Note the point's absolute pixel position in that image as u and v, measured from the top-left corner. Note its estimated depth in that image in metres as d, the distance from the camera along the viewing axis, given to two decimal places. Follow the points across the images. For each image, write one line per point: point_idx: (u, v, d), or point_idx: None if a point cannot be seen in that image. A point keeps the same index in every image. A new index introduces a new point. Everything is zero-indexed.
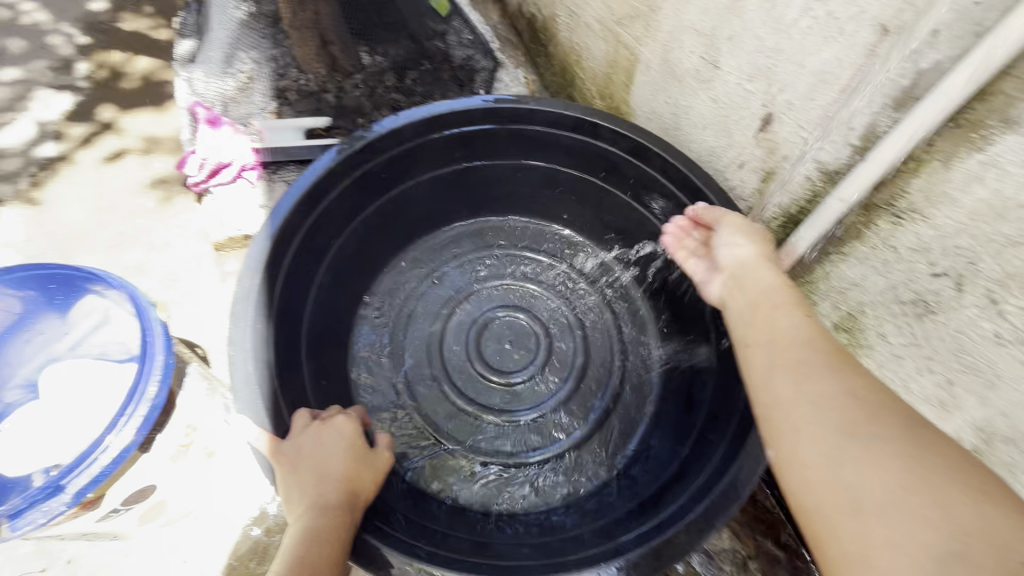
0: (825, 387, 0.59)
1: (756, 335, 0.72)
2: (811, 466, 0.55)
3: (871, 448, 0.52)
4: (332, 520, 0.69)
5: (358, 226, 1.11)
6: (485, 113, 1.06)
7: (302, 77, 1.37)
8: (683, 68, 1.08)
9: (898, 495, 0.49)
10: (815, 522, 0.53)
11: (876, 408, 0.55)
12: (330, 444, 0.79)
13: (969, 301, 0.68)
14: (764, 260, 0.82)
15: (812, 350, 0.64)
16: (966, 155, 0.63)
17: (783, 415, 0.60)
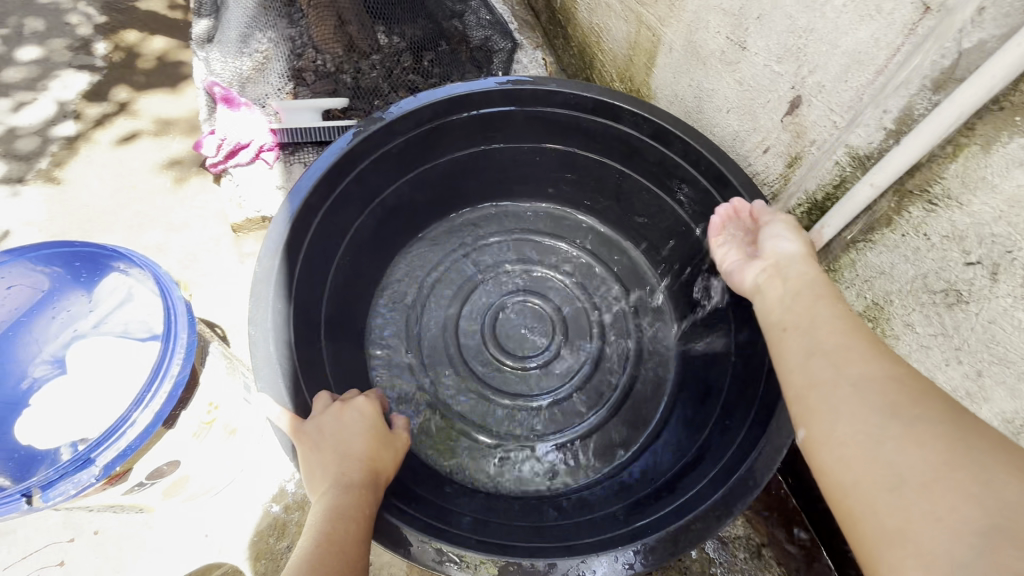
0: (866, 368, 0.59)
1: (795, 321, 0.70)
2: (849, 444, 0.55)
3: (913, 429, 0.52)
4: (354, 496, 0.70)
5: (376, 209, 1.11)
6: (504, 95, 1.04)
7: (318, 57, 1.36)
8: (708, 50, 1.05)
9: (941, 473, 0.48)
10: (849, 499, 0.53)
11: (918, 390, 0.55)
12: (351, 423, 0.80)
13: (1003, 290, 0.66)
14: (811, 258, 0.79)
15: (851, 335, 0.63)
16: (1008, 139, 0.61)
17: (821, 395, 0.60)
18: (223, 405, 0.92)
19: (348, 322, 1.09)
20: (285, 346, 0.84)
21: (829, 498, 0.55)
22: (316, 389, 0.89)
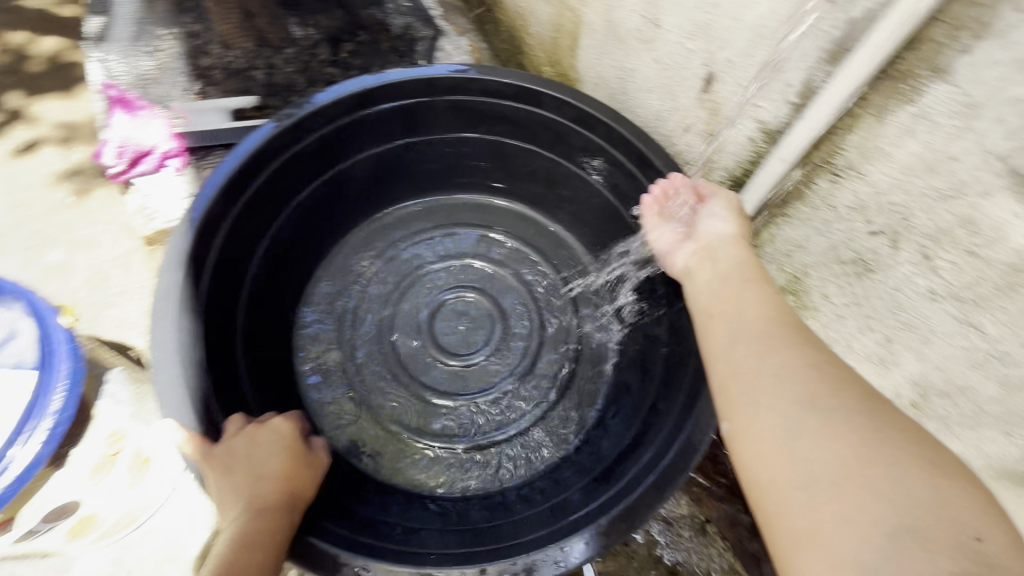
0: (788, 359, 0.58)
1: (720, 308, 0.70)
2: (767, 439, 0.53)
3: (828, 421, 0.51)
4: (267, 524, 0.67)
5: (293, 212, 1.05)
6: (423, 84, 1.00)
7: (226, 53, 1.27)
8: (626, 29, 1.04)
9: (853, 469, 0.47)
10: (765, 498, 0.51)
11: (835, 380, 0.54)
12: (267, 445, 0.77)
13: (903, 257, 0.66)
14: (741, 240, 0.79)
15: (775, 323, 0.63)
16: (897, 108, 0.60)
17: (743, 386, 0.59)
18: (128, 433, 0.87)
19: (266, 333, 1.03)
20: (194, 367, 0.77)
21: (746, 495, 0.54)
22: (230, 411, 0.83)
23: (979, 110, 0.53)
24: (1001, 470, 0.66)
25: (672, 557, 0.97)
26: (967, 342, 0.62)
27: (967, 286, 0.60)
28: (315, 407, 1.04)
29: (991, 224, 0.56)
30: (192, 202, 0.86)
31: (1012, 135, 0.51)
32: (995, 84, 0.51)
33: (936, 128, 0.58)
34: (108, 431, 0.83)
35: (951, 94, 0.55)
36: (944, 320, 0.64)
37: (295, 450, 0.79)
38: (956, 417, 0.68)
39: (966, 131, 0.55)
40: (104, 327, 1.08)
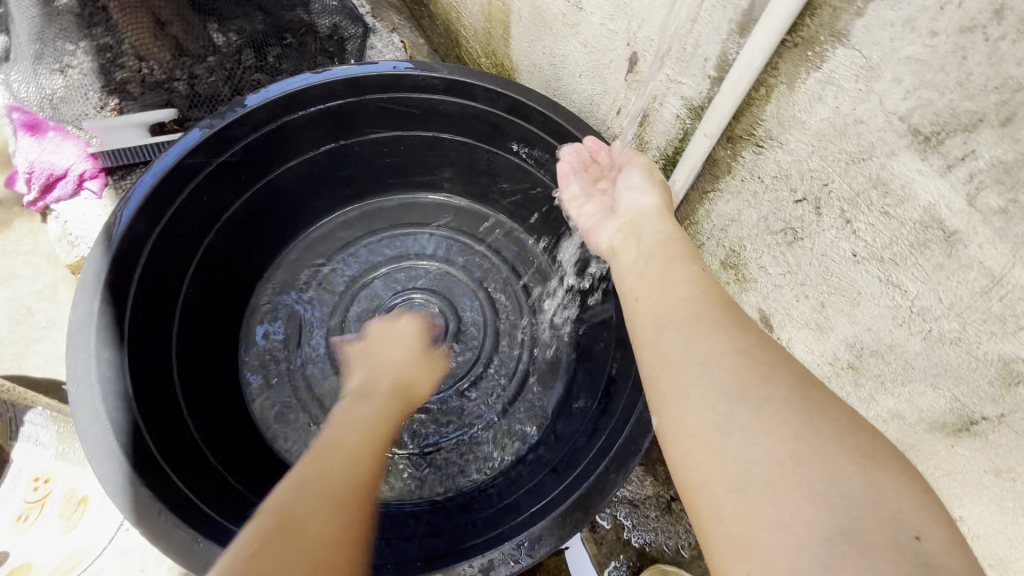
0: (716, 343, 0.52)
1: (645, 290, 0.65)
2: (697, 437, 0.47)
3: (760, 412, 0.46)
4: (387, 399, 0.79)
5: (224, 226, 1.01)
6: (349, 85, 0.95)
7: (143, 66, 1.21)
8: (551, 14, 1.02)
9: (787, 467, 0.42)
10: (698, 501, 0.46)
11: (767, 364, 0.49)
12: (394, 345, 0.92)
13: (827, 223, 0.67)
14: (664, 212, 0.78)
15: (701, 303, 0.57)
16: (806, 75, 0.61)
17: (670, 376, 0.52)
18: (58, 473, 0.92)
19: (204, 355, 0.99)
20: (119, 399, 0.74)
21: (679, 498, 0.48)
22: (169, 438, 0.81)
23: (878, 72, 0.54)
24: (930, 422, 0.66)
25: (640, 538, 0.98)
26: (892, 301, 0.63)
27: (886, 247, 0.61)
28: (266, 426, 1.01)
29: (901, 183, 0.57)
30: (107, 222, 0.81)
31: (909, 95, 0.52)
32: (889, 45, 0.51)
33: (842, 92, 0.58)
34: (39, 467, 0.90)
35: (852, 58, 0.55)
36: (868, 282, 0.65)
37: (421, 348, 0.94)
38: (888, 374, 0.69)
39: (869, 94, 0.55)
40: (32, 364, 1.04)
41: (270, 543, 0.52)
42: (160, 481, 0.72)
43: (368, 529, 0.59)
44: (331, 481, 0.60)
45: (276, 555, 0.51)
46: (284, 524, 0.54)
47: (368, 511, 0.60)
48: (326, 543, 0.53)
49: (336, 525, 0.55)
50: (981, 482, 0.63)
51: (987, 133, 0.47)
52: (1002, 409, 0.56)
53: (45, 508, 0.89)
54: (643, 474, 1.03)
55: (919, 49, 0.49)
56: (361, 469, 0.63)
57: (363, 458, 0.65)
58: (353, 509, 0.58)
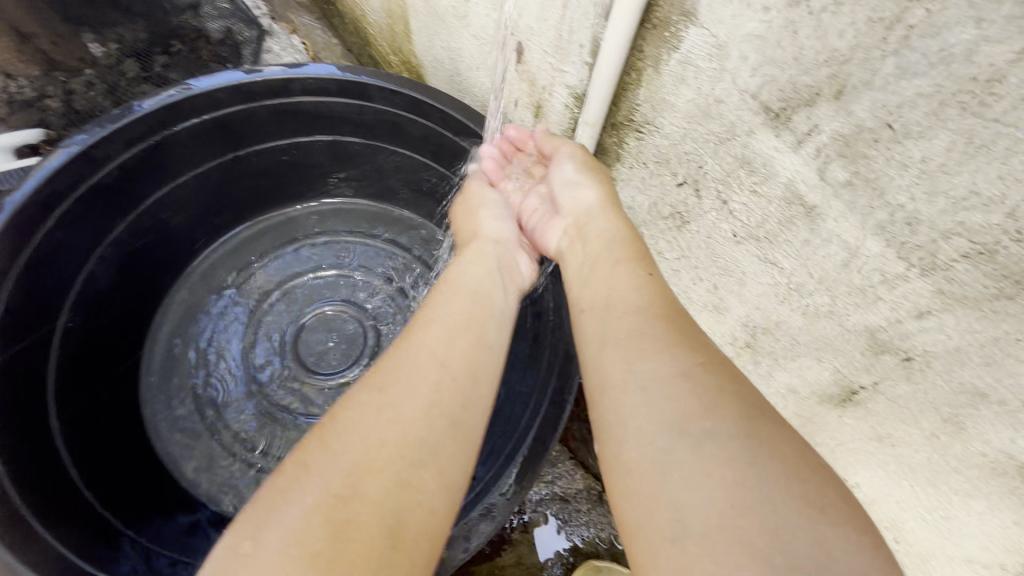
0: (658, 367, 0.50)
1: (592, 300, 0.63)
2: (634, 473, 0.46)
3: (700, 450, 0.44)
4: (475, 300, 0.69)
5: (108, 252, 0.94)
6: (233, 93, 0.89)
7: (9, 84, 1.11)
8: (442, 7, 0.98)
9: (726, 518, 0.40)
10: (634, 547, 0.43)
11: (711, 394, 0.47)
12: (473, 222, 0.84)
13: (707, 205, 0.67)
14: (608, 205, 0.71)
15: (645, 317, 0.55)
16: (667, 57, 0.59)
17: (612, 402, 0.51)
18: None
19: (96, 391, 0.92)
20: None
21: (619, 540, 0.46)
22: (43, 489, 0.74)
23: (726, 50, 0.53)
24: (820, 394, 0.66)
25: (572, 534, 0.97)
26: (773, 279, 0.63)
27: (759, 225, 0.61)
28: (170, 460, 0.96)
29: (763, 161, 0.56)
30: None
31: (756, 72, 0.51)
32: (732, 22, 0.50)
33: (700, 72, 0.57)
34: None
35: (703, 37, 0.54)
36: (750, 261, 0.65)
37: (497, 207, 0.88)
38: (779, 350, 0.69)
39: (723, 73, 0.54)
40: None
41: (320, 428, 0.54)
42: (24, 537, 0.65)
43: (431, 423, 0.54)
44: (390, 375, 0.57)
45: (318, 439, 0.52)
46: (331, 414, 0.55)
47: (432, 403, 0.55)
48: (372, 431, 0.52)
49: (384, 412, 0.53)
50: (868, 449, 0.64)
51: (825, 106, 0.47)
52: (875, 377, 0.57)
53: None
54: (573, 468, 1.02)
55: (756, 25, 0.48)
56: (422, 364, 0.58)
57: (428, 353, 0.59)
58: (407, 402, 0.54)
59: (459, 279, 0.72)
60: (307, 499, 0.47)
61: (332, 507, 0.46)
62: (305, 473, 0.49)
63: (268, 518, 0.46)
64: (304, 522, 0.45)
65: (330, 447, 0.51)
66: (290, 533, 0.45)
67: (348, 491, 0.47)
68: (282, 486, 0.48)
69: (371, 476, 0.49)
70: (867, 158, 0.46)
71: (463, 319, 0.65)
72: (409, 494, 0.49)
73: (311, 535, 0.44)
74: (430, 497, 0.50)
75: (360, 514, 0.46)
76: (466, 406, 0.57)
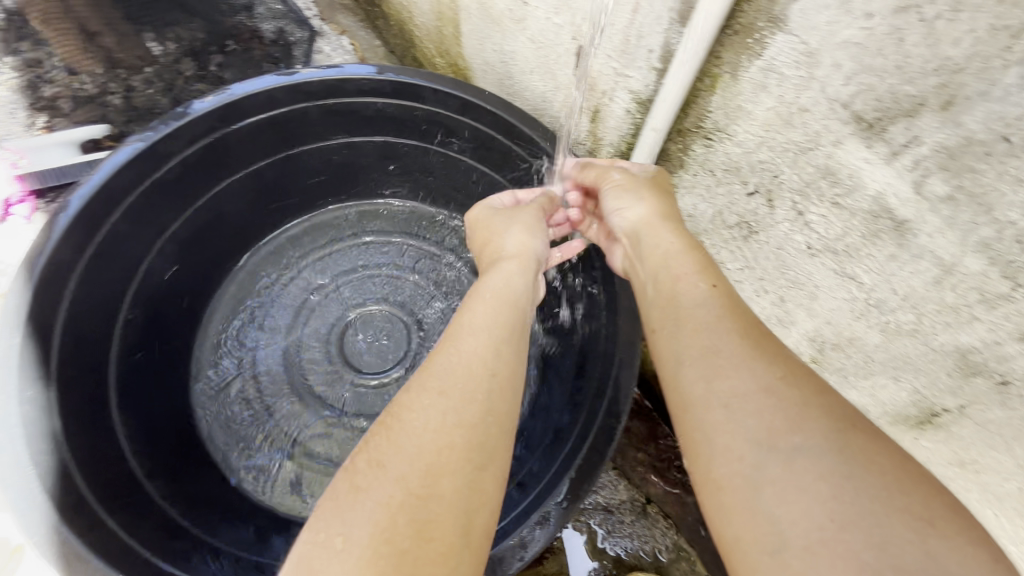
0: (739, 382, 0.49)
1: (661, 319, 0.60)
2: (726, 489, 0.44)
3: (794, 465, 0.42)
4: (515, 310, 0.68)
5: (166, 246, 0.96)
6: (289, 92, 0.90)
7: (76, 81, 1.15)
8: (498, 10, 0.97)
9: (828, 532, 0.39)
10: (733, 560, 0.43)
11: (797, 408, 0.45)
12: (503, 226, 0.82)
13: (780, 216, 0.65)
14: (658, 220, 0.68)
15: (721, 331, 0.53)
16: (748, 63, 0.58)
17: (693, 420, 0.50)
18: None
19: (149, 383, 0.94)
20: (46, 441, 0.69)
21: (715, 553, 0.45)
22: (103, 476, 0.76)
23: (818, 58, 0.51)
24: (894, 414, 0.64)
25: (616, 546, 0.95)
26: (849, 294, 0.62)
27: (839, 238, 0.59)
28: (218, 454, 0.96)
29: (849, 172, 0.54)
30: (34, 243, 0.74)
31: (850, 81, 0.50)
32: (826, 28, 0.49)
33: (785, 80, 0.55)
34: None
35: (792, 44, 0.52)
36: (824, 274, 0.64)
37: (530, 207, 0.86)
38: (851, 367, 0.67)
39: (811, 81, 0.53)
40: None
41: (382, 431, 0.54)
42: (89, 525, 0.67)
43: (489, 428, 0.54)
44: (447, 379, 0.57)
45: (387, 440, 0.52)
46: (393, 415, 0.55)
47: (488, 408, 0.55)
48: (438, 433, 0.52)
49: (448, 415, 0.53)
50: (945, 473, 0.61)
51: (929, 117, 0.45)
52: (962, 401, 0.55)
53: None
54: (616, 478, 1.00)
55: (855, 32, 0.47)
56: (475, 370, 0.58)
57: (478, 359, 0.59)
58: (468, 407, 0.54)
59: (491, 288, 0.71)
60: (387, 499, 0.47)
61: (414, 506, 0.47)
62: (381, 473, 0.49)
63: (351, 515, 0.47)
64: (389, 521, 0.46)
65: (402, 447, 0.51)
66: (377, 530, 0.45)
67: (426, 491, 0.48)
68: (360, 485, 0.49)
69: (445, 477, 0.49)
70: (975, 172, 0.44)
71: (506, 329, 0.65)
72: (478, 496, 0.50)
73: (397, 533, 0.45)
74: (493, 499, 0.51)
75: (438, 512, 0.47)
76: (515, 414, 0.57)
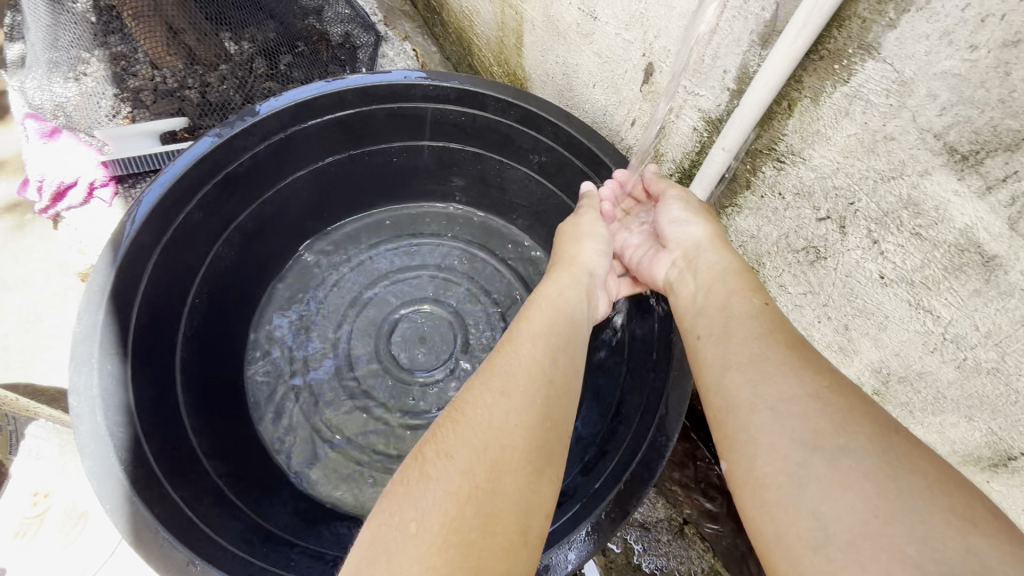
0: (786, 387, 0.49)
1: (708, 326, 0.61)
2: (769, 486, 0.45)
3: (838, 463, 0.43)
4: (569, 321, 0.69)
5: (233, 236, 1.00)
6: (358, 94, 0.93)
7: (157, 74, 1.22)
8: (565, 23, 0.97)
9: (871, 526, 0.39)
10: (772, 557, 0.43)
11: (842, 412, 0.46)
12: (562, 237, 0.85)
13: (852, 243, 0.64)
14: (720, 240, 0.70)
15: (770, 342, 0.53)
16: (832, 89, 0.57)
17: (738, 422, 0.50)
18: (58, 490, 0.90)
19: (209, 366, 0.97)
20: (120, 413, 0.74)
21: (754, 551, 0.45)
22: (167, 450, 0.80)
23: (911, 87, 0.51)
24: (964, 455, 0.67)
25: (652, 563, 0.95)
26: (923, 326, 0.61)
27: (916, 270, 0.59)
28: (267, 439, 0.99)
29: (935, 205, 0.54)
30: (117, 227, 0.79)
31: (945, 112, 0.49)
32: (924, 58, 0.49)
33: (871, 107, 0.55)
34: (33, 489, 0.89)
35: (883, 72, 0.52)
36: (897, 305, 0.63)
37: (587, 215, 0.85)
38: (918, 403, 0.68)
39: (901, 110, 0.53)
40: (40, 371, 1.03)
41: (446, 424, 0.54)
42: (158, 497, 0.72)
43: (548, 432, 0.55)
44: (509, 380, 0.58)
45: (453, 432, 0.52)
46: (458, 409, 0.55)
47: (545, 414, 0.56)
48: (503, 432, 0.52)
49: (510, 415, 0.54)
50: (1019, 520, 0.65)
51: None
52: None
53: (43, 524, 0.88)
54: (655, 496, 1.00)
55: (956, 63, 0.47)
56: (534, 376, 0.59)
57: (535, 364, 0.60)
58: (529, 410, 0.55)
59: (545, 296, 0.72)
60: (455, 489, 0.48)
61: (480, 499, 0.47)
62: (449, 463, 0.50)
63: (421, 501, 0.47)
64: (458, 510, 0.46)
65: (468, 441, 0.51)
66: (447, 519, 0.46)
67: (491, 485, 0.48)
68: (429, 473, 0.49)
69: (507, 475, 0.50)
70: None
71: (562, 339, 0.66)
72: (535, 497, 0.50)
73: (465, 524, 0.46)
74: (549, 502, 0.51)
75: (500, 507, 0.48)
76: (569, 423, 0.59)
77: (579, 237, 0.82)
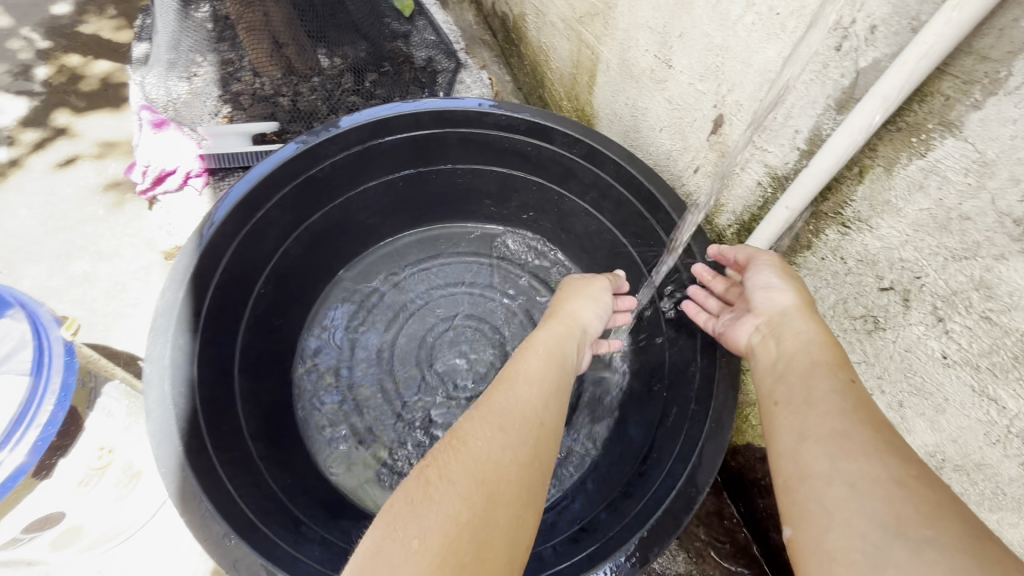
0: (868, 468, 0.48)
1: (788, 394, 0.59)
2: (840, 561, 0.44)
3: (922, 554, 0.41)
4: (562, 369, 0.73)
5: (302, 235, 1.07)
6: (434, 117, 0.99)
7: (256, 81, 1.34)
8: (639, 68, 1.00)
9: None
10: None
11: (930, 504, 0.44)
12: (560, 295, 0.90)
13: (915, 318, 0.62)
14: (809, 311, 0.67)
15: (852, 422, 0.52)
16: (907, 161, 0.57)
17: (812, 493, 0.49)
18: (119, 449, 0.97)
19: (265, 354, 1.04)
20: (185, 386, 0.80)
21: None
22: (219, 425, 0.86)
23: (992, 169, 0.50)
24: None
25: None
26: (985, 415, 0.59)
27: (983, 354, 0.56)
28: (306, 430, 1.04)
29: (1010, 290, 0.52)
30: (202, 218, 0.87)
31: None
32: (1008, 142, 0.48)
33: (947, 183, 0.54)
34: (99, 444, 0.94)
35: (963, 151, 0.52)
36: (959, 388, 0.60)
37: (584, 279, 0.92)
38: (973, 496, 0.64)
39: (979, 191, 0.52)
40: (117, 336, 1.13)
41: (446, 451, 0.56)
42: (207, 469, 0.77)
43: (538, 471, 0.57)
44: (506, 417, 0.60)
45: (455, 458, 0.54)
46: (460, 438, 0.57)
47: (536, 453, 0.58)
48: (499, 465, 0.54)
49: (506, 450, 0.56)
50: None
51: None
52: None
53: (99, 480, 0.94)
54: (676, 548, 0.94)
55: None
56: (529, 417, 0.62)
57: (531, 406, 0.63)
58: (523, 447, 0.58)
59: (544, 344, 0.76)
60: (454, 513, 0.49)
61: (476, 524, 0.49)
62: (450, 488, 0.51)
63: (423, 518, 0.49)
64: (457, 532, 0.48)
65: (468, 468, 0.53)
66: (446, 540, 0.47)
67: (487, 514, 0.50)
68: (432, 495, 0.51)
69: (501, 505, 0.51)
70: None
71: (555, 385, 0.69)
72: (524, 530, 0.52)
73: (461, 546, 0.47)
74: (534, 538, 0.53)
75: (494, 534, 0.49)
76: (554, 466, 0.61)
77: (580, 293, 0.88)
